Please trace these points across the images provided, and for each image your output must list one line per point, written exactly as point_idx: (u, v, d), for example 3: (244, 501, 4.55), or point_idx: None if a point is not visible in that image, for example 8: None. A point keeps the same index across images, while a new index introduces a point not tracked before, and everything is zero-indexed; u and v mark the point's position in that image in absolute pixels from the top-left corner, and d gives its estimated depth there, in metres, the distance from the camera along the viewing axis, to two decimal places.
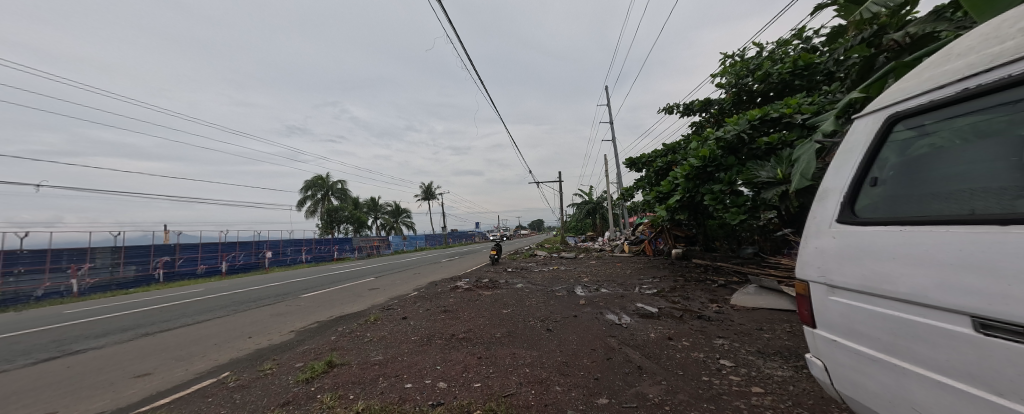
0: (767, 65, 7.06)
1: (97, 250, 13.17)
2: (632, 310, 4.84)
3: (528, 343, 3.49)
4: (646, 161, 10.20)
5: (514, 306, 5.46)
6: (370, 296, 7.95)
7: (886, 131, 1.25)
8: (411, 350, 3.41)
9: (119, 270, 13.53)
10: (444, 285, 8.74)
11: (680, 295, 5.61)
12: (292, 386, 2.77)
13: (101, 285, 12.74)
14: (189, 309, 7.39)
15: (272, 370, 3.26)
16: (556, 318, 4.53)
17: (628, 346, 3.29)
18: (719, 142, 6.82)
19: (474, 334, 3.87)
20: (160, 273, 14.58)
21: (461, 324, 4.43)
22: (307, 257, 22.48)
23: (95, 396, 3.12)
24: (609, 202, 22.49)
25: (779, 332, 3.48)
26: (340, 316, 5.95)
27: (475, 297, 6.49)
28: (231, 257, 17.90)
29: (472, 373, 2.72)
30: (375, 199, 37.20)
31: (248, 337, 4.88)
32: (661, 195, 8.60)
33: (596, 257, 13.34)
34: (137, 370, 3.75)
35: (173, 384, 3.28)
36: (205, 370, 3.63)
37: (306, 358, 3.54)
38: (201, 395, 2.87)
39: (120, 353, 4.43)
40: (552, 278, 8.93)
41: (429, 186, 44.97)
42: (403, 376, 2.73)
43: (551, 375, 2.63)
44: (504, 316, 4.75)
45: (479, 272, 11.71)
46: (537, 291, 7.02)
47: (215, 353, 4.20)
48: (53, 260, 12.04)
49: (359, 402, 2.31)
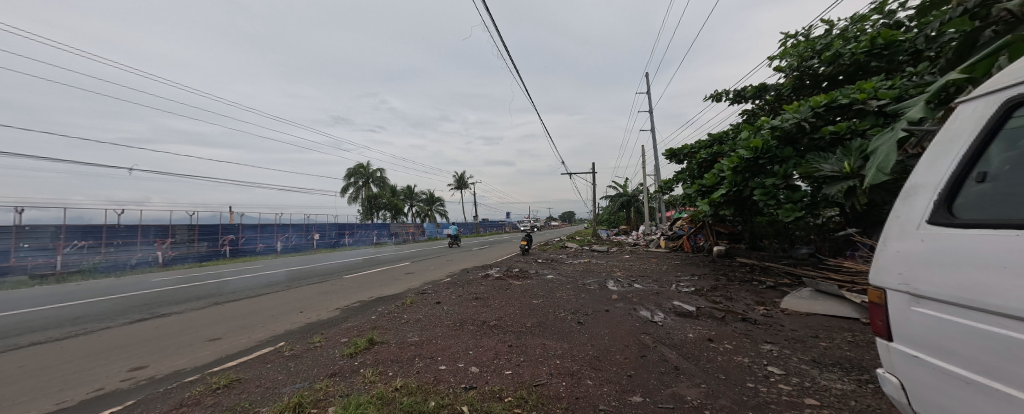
0: (838, 44, 6.29)
1: (177, 227, 15.02)
2: (668, 307, 4.68)
3: (558, 334, 3.51)
4: (688, 152, 9.68)
5: (544, 297, 5.49)
6: (405, 280, 8.38)
7: (1003, 117, 1.06)
8: (444, 334, 3.56)
9: (194, 246, 15.35)
10: (475, 273, 8.98)
11: (722, 296, 5.30)
12: (339, 359, 3.00)
13: (180, 257, 14.61)
14: (251, 282, 8.26)
15: (321, 343, 3.56)
16: (587, 311, 4.50)
17: (664, 345, 3.18)
18: (775, 131, 6.22)
19: (507, 322, 3.95)
20: (226, 249, 16.41)
21: (492, 311, 4.54)
22: (349, 240, 24.10)
23: (178, 354, 3.61)
24: (646, 195, 21.66)
25: (838, 342, 3.19)
26: (379, 297, 6.34)
27: (506, 286, 6.61)
28: (284, 238, 19.59)
29: (502, 360, 2.78)
30: (411, 187, 38.94)
31: (300, 311, 5.37)
32: (704, 189, 8.13)
33: (629, 252, 13.02)
34: (209, 334, 4.28)
35: (239, 349, 3.71)
36: (265, 338, 4.05)
37: (350, 334, 3.82)
38: (262, 360, 3.21)
39: (195, 318, 5.07)
40: (583, 271, 8.85)
41: (463, 176, 46.33)
42: (437, 358, 2.86)
43: (583, 368, 2.62)
44: (535, 306, 4.77)
45: (510, 261, 11.89)
46: (568, 283, 6.99)
47: (272, 324, 4.67)
48: (144, 234, 13.92)
49: (397, 379, 2.45)
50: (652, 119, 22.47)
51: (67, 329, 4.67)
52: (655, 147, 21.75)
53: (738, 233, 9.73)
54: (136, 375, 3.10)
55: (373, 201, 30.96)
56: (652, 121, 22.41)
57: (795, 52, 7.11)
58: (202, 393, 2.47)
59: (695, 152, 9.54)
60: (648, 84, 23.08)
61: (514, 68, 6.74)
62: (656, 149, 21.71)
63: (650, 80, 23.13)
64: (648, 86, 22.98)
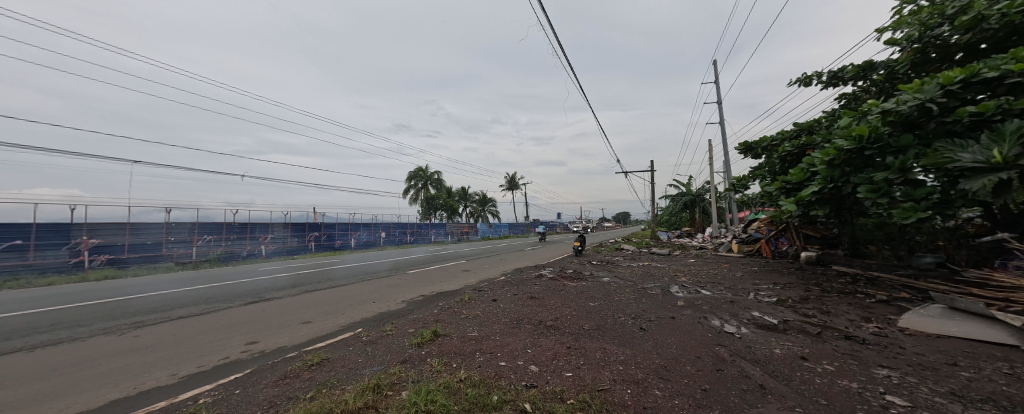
0: (981, 5, 5.10)
1: (275, 225, 17.76)
2: (746, 318, 4.22)
3: (620, 339, 3.37)
4: (767, 145, 8.70)
5: (601, 299, 5.33)
6: (462, 277, 8.81)
7: None
8: (503, 331, 3.65)
9: (287, 241, 18.05)
10: (528, 273, 9.08)
11: (815, 309, 4.62)
12: (408, 347, 3.25)
13: (278, 251, 17.31)
14: (331, 274, 9.42)
15: (392, 332, 3.88)
16: (649, 317, 4.26)
17: (744, 360, 2.87)
18: (888, 116, 5.26)
19: (564, 323, 3.92)
20: (312, 245, 19.01)
21: (548, 311, 4.55)
22: (410, 238, 25.97)
23: (281, 333, 4.24)
24: (713, 194, 19.84)
25: (987, 373, 2.56)
26: (439, 292, 6.73)
27: (561, 287, 6.57)
28: (357, 235, 22.00)
29: (562, 361, 2.76)
30: (465, 188, 40.77)
31: (373, 301, 5.96)
32: (788, 186, 7.20)
33: (693, 256, 12.06)
34: (303, 317, 4.96)
35: (327, 331, 4.23)
36: (346, 324, 4.56)
37: (416, 325, 4.12)
38: (345, 343, 3.61)
39: (291, 303, 5.91)
40: (642, 274, 8.42)
41: (514, 177, 47.17)
42: (497, 354, 2.93)
43: (649, 377, 2.47)
44: (591, 308, 4.67)
45: (563, 263, 11.79)
46: (625, 286, 6.70)
47: (351, 312, 5.24)
48: (252, 231, 16.74)
49: (462, 370, 2.56)
50: (720, 110, 20.50)
51: (199, 307, 5.76)
52: (723, 141, 19.80)
53: (834, 237, 8.37)
54: (251, 348, 3.70)
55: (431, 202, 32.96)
56: (720, 113, 20.45)
57: (915, 20, 5.94)
58: (302, 368, 2.84)
59: (776, 144, 8.52)
60: (715, 73, 21.14)
61: (570, 68, 6.69)
62: (725, 143, 19.77)
63: (718, 69, 21.15)
64: (716, 75, 21.05)
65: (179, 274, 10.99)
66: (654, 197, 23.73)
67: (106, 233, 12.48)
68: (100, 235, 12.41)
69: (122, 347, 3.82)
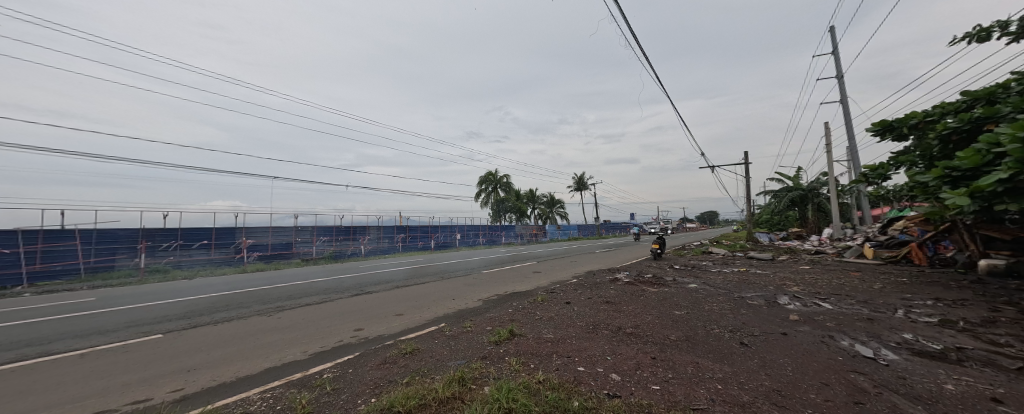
0: None
1: (372, 228, 20.86)
2: (892, 342, 3.36)
3: (714, 355, 3.01)
4: (918, 122, 6.95)
5: (688, 308, 4.86)
6: (534, 278, 8.99)
7: None
8: (579, 335, 3.60)
9: (380, 241, 21.00)
10: (602, 276, 8.80)
11: (1010, 336, 3.43)
12: (488, 344, 3.43)
13: (374, 250, 20.34)
14: (417, 272, 10.59)
15: (472, 329, 4.14)
16: (752, 332, 3.72)
17: (895, 394, 2.27)
18: None
19: (646, 332, 3.68)
20: (399, 245, 21.76)
21: (626, 317, 4.32)
22: (482, 239, 27.85)
23: (381, 322, 4.90)
24: (832, 187, 16.43)
25: None
26: (512, 293, 6.96)
27: (640, 292, 6.20)
28: (436, 237, 24.51)
29: (647, 373, 2.58)
30: (533, 191, 41.45)
31: (453, 299, 6.46)
32: (955, 173, 5.60)
33: (805, 262, 10.15)
34: (396, 309, 5.63)
35: (416, 324, 4.72)
36: (431, 318, 5.02)
37: (494, 324, 4.31)
38: (433, 336, 3.97)
39: (386, 296, 6.78)
40: (737, 281, 7.42)
41: (582, 178, 46.14)
42: (575, 359, 2.89)
43: (757, 401, 2.13)
44: (677, 317, 4.29)
45: (639, 266, 11.08)
46: (717, 295, 5.98)
47: (435, 307, 5.76)
48: (355, 232, 19.96)
49: (540, 372, 2.58)
50: (842, 87, 16.91)
51: (320, 296, 7.01)
52: (846, 124, 16.26)
53: None
54: (358, 334, 4.34)
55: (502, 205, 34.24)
56: (841, 90, 16.88)
57: None
58: (398, 355, 3.21)
59: (933, 121, 6.71)
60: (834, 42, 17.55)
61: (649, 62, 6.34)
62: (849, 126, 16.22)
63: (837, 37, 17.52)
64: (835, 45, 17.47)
65: (307, 268, 13.74)
66: (750, 193, 20.73)
67: (258, 233, 15.96)
68: (254, 235, 15.86)
69: (269, 326, 4.85)
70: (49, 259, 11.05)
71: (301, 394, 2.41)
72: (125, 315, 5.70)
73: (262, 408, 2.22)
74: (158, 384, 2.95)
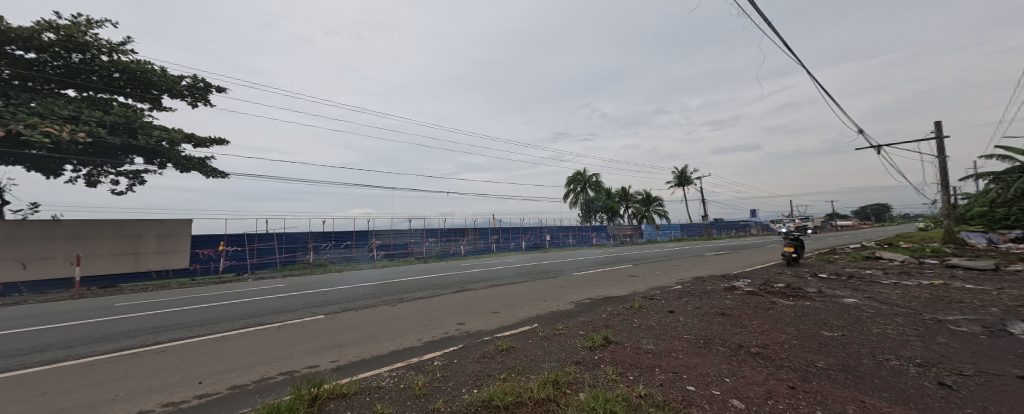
0: None
1: (470, 230, 23.24)
2: None
3: (892, 394, 2.25)
4: None
5: (844, 329, 3.82)
6: (629, 283, 8.47)
7: None
8: (686, 349, 3.22)
9: (477, 243, 23.20)
10: (714, 284, 7.67)
11: None
12: (582, 349, 3.38)
13: (473, 250, 22.64)
14: (510, 272, 11.25)
15: (564, 332, 4.15)
16: (959, 370, 2.66)
17: None
18: None
19: (779, 354, 3.03)
20: (493, 246, 23.61)
21: (749, 335, 3.64)
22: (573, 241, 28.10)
23: (480, 318, 5.36)
24: None
25: None
26: (606, 297, 6.70)
27: (767, 305, 5.17)
28: (527, 238, 25.82)
29: (782, 403, 2.11)
30: (626, 188, 38.87)
31: (545, 300, 6.60)
32: None
33: None
34: (492, 307, 6.07)
35: (510, 322, 5.00)
36: (524, 318, 5.23)
37: (587, 329, 4.22)
38: (527, 335, 4.13)
39: (483, 294, 7.37)
40: (928, 298, 5.44)
41: (684, 171, 41.07)
42: (682, 376, 2.59)
43: None
44: (826, 340, 3.41)
45: (765, 273, 9.22)
46: (893, 314, 4.51)
47: (528, 307, 5.99)
48: (457, 234, 22.56)
49: (640, 385, 2.40)
50: None
51: (430, 291, 8.10)
52: None
53: None
54: (461, 327, 4.84)
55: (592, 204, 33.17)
56: None
57: None
58: (495, 351, 3.46)
59: None
60: None
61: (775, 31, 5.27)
62: None
63: None
64: None
65: (420, 265, 16.17)
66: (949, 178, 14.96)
67: (384, 235, 19.52)
68: (381, 237, 19.45)
69: (392, 315, 5.83)
70: (261, 254, 15.63)
71: (419, 376, 2.83)
72: (306, 298, 7.75)
73: (391, 385, 2.70)
74: (325, 355, 3.91)
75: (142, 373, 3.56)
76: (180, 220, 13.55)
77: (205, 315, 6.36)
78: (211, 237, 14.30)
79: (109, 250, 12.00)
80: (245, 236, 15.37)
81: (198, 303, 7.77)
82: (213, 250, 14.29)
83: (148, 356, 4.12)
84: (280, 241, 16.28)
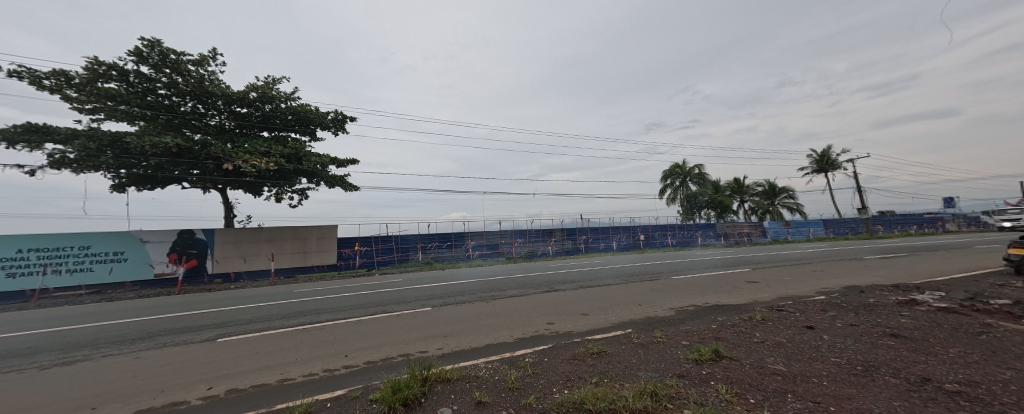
0: None
1: (558, 230, 23.48)
2: None
3: None
4: None
5: None
6: (748, 290, 7.15)
7: None
8: (836, 376, 2.50)
9: (565, 243, 23.28)
10: (881, 295, 5.81)
11: None
12: (685, 361, 2.99)
13: (561, 250, 22.77)
14: (601, 273, 10.85)
15: (663, 340, 3.75)
16: None
17: None
18: None
19: (1011, 400, 2.07)
20: (582, 246, 23.31)
21: (948, 367, 2.61)
22: (671, 241, 25.52)
23: (569, 319, 5.32)
24: None
25: None
26: (717, 305, 5.79)
27: (982, 328, 3.64)
28: (618, 238, 24.62)
29: None
30: (741, 179, 32.60)
31: (639, 304, 6.11)
32: None
33: None
34: (581, 309, 5.94)
35: (601, 325, 4.80)
36: (616, 322, 4.94)
37: (691, 339, 3.73)
38: (620, 341, 3.89)
39: (572, 295, 7.28)
40: None
41: (826, 153, 32.38)
42: (830, 407, 2.02)
43: None
44: None
45: (976, 285, 6.51)
46: None
47: (620, 311, 5.65)
48: (545, 235, 23.04)
49: (765, 411, 1.98)
50: None
51: (520, 290, 8.45)
52: None
53: None
54: (551, 327, 4.88)
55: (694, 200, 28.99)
56: None
57: None
58: (585, 353, 3.37)
59: None
60: None
61: None
62: None
63: None
64: None
65: (512, 264, 17.10)
66: None
67: (479, 236, 21.34)
68: (476, 238, 21.30)
69: (486, 311, 6.29)
70: (384, 253, 18.95)
71: (511, 371, 2.98)
72: (417, 292, 9.07)
73: (486, 375, 2.92)
74: (433, 342, 4.49)
75: (311, 344, 4.75)
76: (326, 226, 17.18)
77: (349, 302, 8.08)
78: (350, 239, 17.95)
79: (289, 249, 16.25)
80: (372, 238, 18.74)
81: (344, 292, 9.95)
82: (351, 249, 17.89)
83: (316, 332, 5.48)
84: (396, 242, 19.39)
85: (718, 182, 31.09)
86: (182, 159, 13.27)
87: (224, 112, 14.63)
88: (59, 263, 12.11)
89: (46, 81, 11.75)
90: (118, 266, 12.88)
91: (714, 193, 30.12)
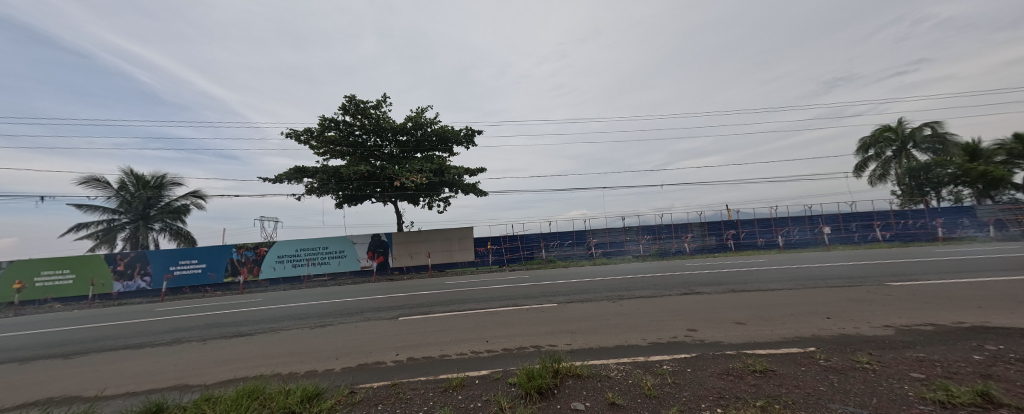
0: None
1: (694, 225, 20.43)
2: None
3: None
4: None
5: None
6: None
7: None
8: None
9: (706, 239, 20.01)
10: None
11: None
12: (916, 400, 2.08)
13: (701, 248, 19.69)
14: (761, 275, 8.76)
15: (874, 368, 2.73)
16: None
17: None
18: None
19: None
20: (731, 243, 19.43)
21: None
22: (884, 234, 18.45)
23: (717, 327, 4.54)
24: None
25: None
26: (986, 328, 3.78)
27: None
28: (786, 232, 19.47)
29: None
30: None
31: (828, 317, 4.63)
32: None
33: None
34: (735, 317, 4.97)
35: (766, 339, 3.87)
36: (789, 337, 3.89)
37: (930, 371, 2.57)
38: (795, 360, 3.06)
39: (719, 300, 6.16)
40: None
41: None
42: None
43: None
44: None
45: None
46: None
47: (796, 324, 4.41)
48: (678, 230, 20.44)
49: None
50: None
51: (651, 290, 7.73)
52: None
53: None
54: (692, 334, 4.29)
55: (925, 175, 19.74)
56: None
57: None
58: (744, 370, 2.80)
59: None
60: None
61: None
62: None
63: None
64: None
65: (642, 262, 15.94)
66: None
67: (601, 234, 20.72)
68: (598, 236, 20.76)
69: (613, 311, 6.05)
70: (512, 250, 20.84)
71: (647, 377, 2.78)
72: (543, 288, 9.55)
73: (618, 377, 2.82)
74: (561, 338, 4.65)
75: (460, 328, 5.69)
76: (462, 228, 20.02)
77: (486, 295, 9.24)
78: (483, 239, 20.37)
79: (440, 247, 19.78)
80: (500, 238, 20.73)
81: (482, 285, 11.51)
82: (485, 248, 20.37)
83: (463, 318, 6.53)
84: (521, 241, 21.06)
85: (974, 144, 20.36)
86: (371, 181, 18.31)
87: (392, 142, 19.28)
88: (313, 258, 18.32)
89: (303, 138, 18.14)
90: (343, 260, 18.57)
91: (965, 161, 19.86)
